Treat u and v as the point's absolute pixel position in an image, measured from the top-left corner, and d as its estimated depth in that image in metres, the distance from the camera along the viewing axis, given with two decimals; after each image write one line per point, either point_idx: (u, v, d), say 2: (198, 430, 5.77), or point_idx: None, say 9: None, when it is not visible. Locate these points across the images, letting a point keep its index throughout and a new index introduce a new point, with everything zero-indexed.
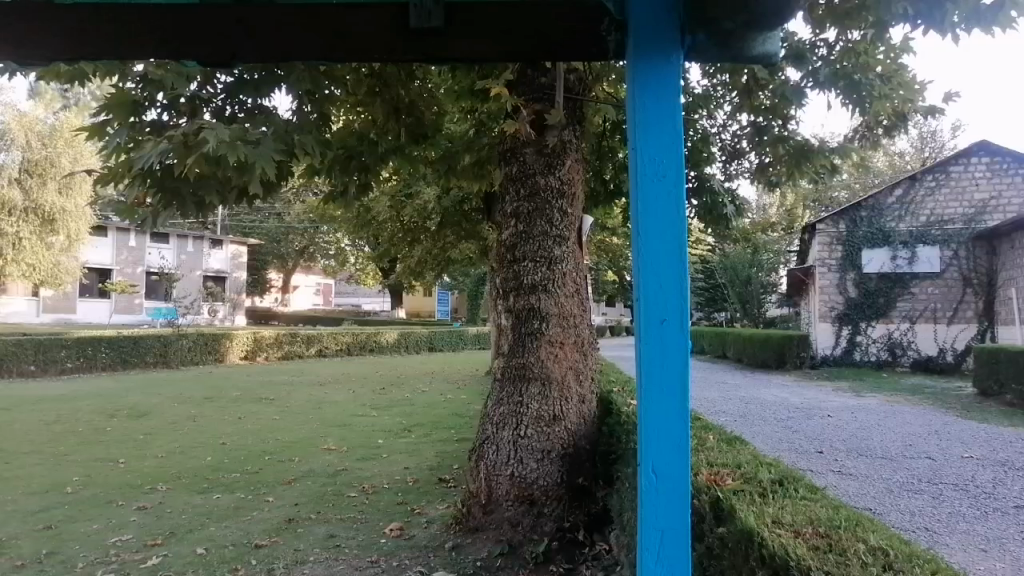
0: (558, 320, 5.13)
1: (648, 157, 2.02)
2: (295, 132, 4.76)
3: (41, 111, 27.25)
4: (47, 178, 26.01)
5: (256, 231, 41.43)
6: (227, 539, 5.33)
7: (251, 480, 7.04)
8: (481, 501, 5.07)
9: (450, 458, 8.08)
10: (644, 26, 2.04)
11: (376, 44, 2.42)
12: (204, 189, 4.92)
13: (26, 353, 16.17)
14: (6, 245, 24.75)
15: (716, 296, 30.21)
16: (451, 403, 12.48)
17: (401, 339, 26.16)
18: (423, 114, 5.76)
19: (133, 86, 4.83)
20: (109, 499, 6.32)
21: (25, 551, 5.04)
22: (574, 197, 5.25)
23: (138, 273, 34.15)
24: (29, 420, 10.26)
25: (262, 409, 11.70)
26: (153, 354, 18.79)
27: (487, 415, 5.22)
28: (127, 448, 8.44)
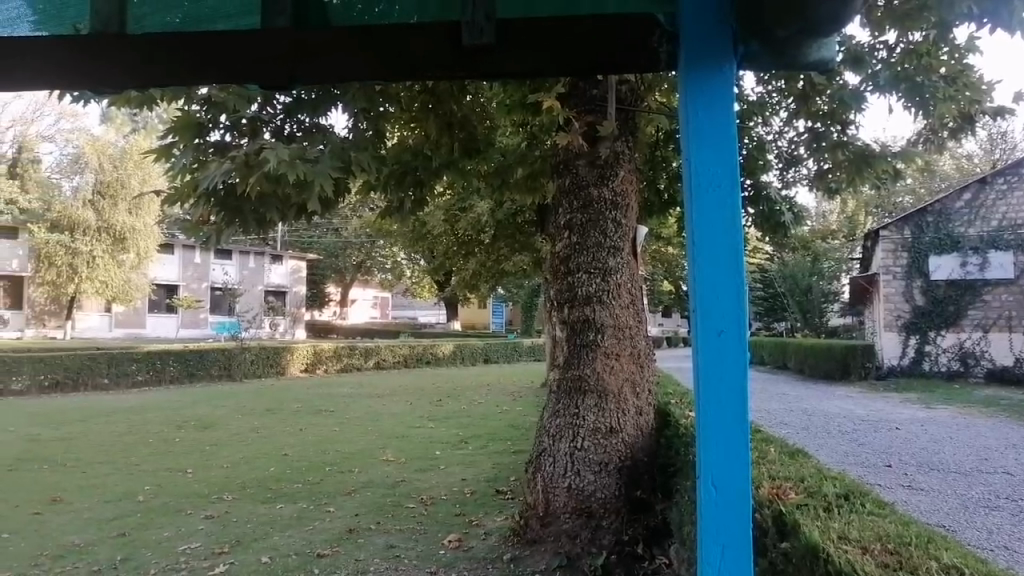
0: (614, 332, 5.11)
1: (701, 168, 2.02)
2: (351, 149, 4.88)
3: (112, 135, 28.44)
4: (117, 199, 27.24)
5: (315, 246, 42.33)
6: (290, 548, 5.45)
7: (312, 490, 7.18)
8: (538, 513, 5.06)
9: (508, 470, 8.09)
10: (695, 38, 2.04)
11: (428, 53, 2.43)
12: (264, 207, 5.09)
13: (100, 367, 16.85)
14: (80, 264, 27.03)
15: (776, 306, 29.55)
16: (507, 415, 12.50)
17: (456, 351, 26.35)
18: (476, 129, 5.85)
19: (197, 109, 5.03)
20: (178, 507, 6.54)
21: (100, 557, 5.26)
22: (628, 208, 5.23)
23: (202, 289, 35.28)
24: (103, 431, 10.69)
25: (322, 420, 11.93)
26: (218, 367, 19.36)
27: (543, 426, 5.22)
28: (194, 458, 8.71)
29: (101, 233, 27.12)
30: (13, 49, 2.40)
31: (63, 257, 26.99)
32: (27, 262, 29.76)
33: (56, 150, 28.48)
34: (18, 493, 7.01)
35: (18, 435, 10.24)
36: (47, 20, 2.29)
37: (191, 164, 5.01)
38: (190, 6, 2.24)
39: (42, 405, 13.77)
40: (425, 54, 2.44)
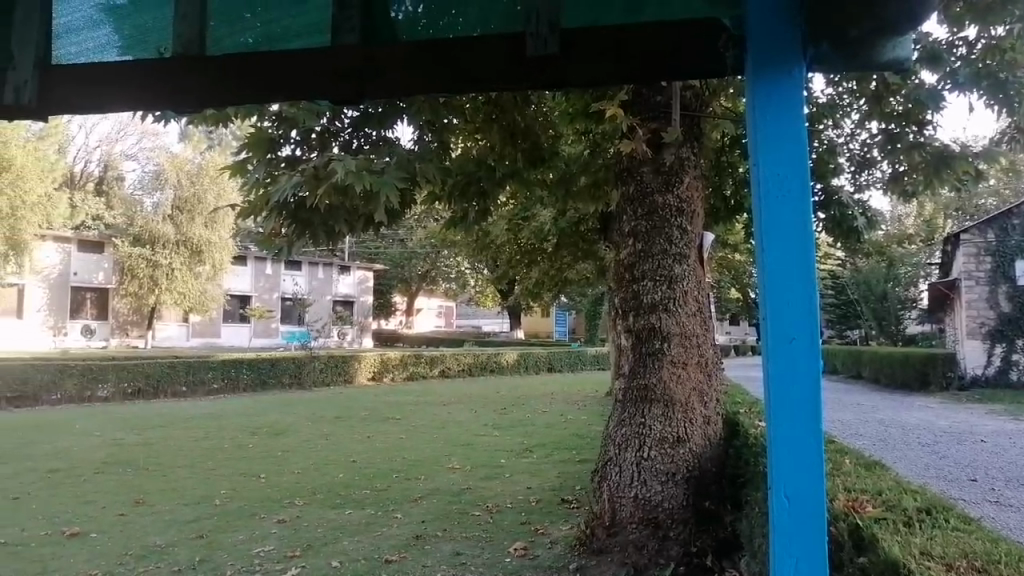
0: (680, 340, 5.04)
1: (769, 173, 1.97)
2: (416, 160, 4.98)
3: (191, 152, 29.63)
4: (194, 214, 28.24)
5: (382, 257, 43.14)
6: (358, 553, 5.55)
7: (380, 497, 7.31)
8: (604, 523, 5.02)
9: (573, 479, 8.05)
10: (763, 43, 2.01)
11: (493, 68, 2.48)
12: (334, 218, 5.23)
13: (178, 375, 17.53)
14: (159, 275, 28.31)
15: (848, 313, 28.61)
16: (572, 424, 12.44)
17: (520, 359, 26.40)
18: (539, 138, 5.89)
19: (269, 125, 5.23)
20: (252, 512, 6.73)
21: (180, 558, 5.46)
22: (693, 214, 5.17)
23: (274, 299, 36.35)
24: (182, 437, 11.11)
25: (388, 428, 12.11)
26: (289, 375, 19.89)
27: (609, 436, 5.17)
28: (266, 464, 8.95)
29: (178, 246, 28.30)
30: (104, 74, 2.56)
31: (145, 269, 28.49)
32: (112, 274, 30.26)
33: (140, 169, 31.16)
34: (104, 496, 7.33)
35: (104, 440, 10.74)
36: (132, 44, 2.42)
37: (265, 179, 5.21)
38: (263, 27, 2.35)
39: (125, 411, 14.39)
40: (490, 69, 2.49)
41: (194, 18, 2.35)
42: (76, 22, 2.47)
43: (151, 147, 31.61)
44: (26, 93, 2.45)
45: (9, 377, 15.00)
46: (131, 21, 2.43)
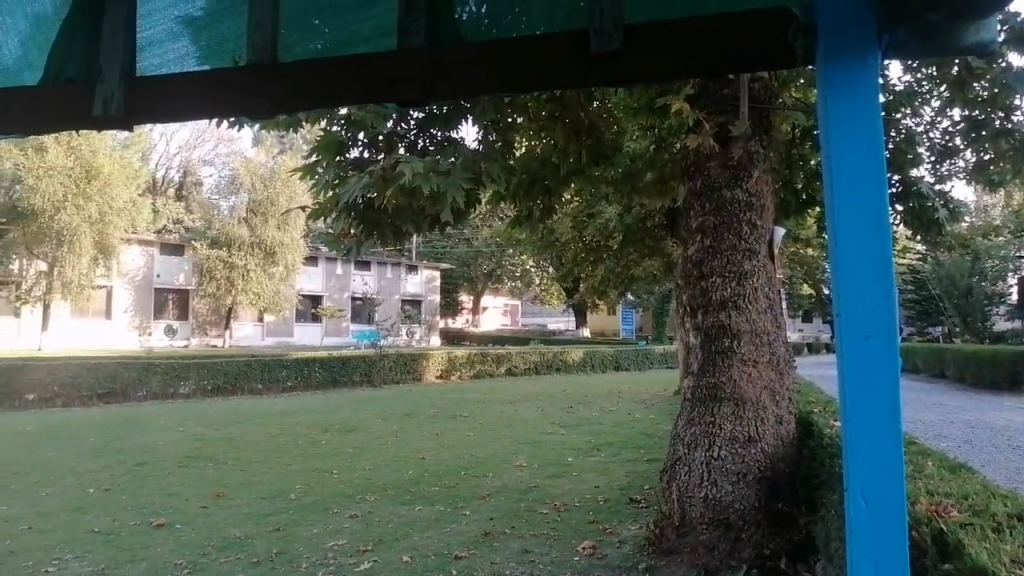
0: (751, 338, 4.94)
1: (842, 166, 1.91)
2: (481, 161, 5.05)
3: (264, 157, 30.62)
4: (268, 216, 29.20)
5: (448, 256, 43.63)
6: (428, 549, 5.63)
7: (449, 493, 7.41)
8: (674, 523, 4.98)
9: (642, 479, 7.97)
10: (835, 31, 1.95)
11: (557, 69, 2.48)
12: (401, 218, 5.33)
13: (255, 373, 18.14)
14: (236, 277, 29.33)
15: (930, 309, 27.46)
16: (640, 423, 12.31)
17: (586, 357, 26.31)
18: (604, 135, 5.86)
19: (338, 128, 5.35)
20: (324, 506, 6.91)
21: (259, 549, 5.65)
22: (763, 209, 5.06)
23: (344, 298, 37.16)
24: (258, 432, 11.48)
25: (457, 426, 12.24)
26: (359, 373, 20.33)
27: (678, 435, 5.11)
28: (339, 461, 9.15)
29: (254, 248, 29.35)
30: (185, 83, 2.71)
31: (223, 270, 29.53)
32: (192, 275, 31.43)
33: (216, 173, 32.43)
34: (186, 489, 7.64)
35: (186, 435, 11.19)
36: (210, 54, 2.56)
37: (333, 180, 5.33)
38: (331, 33, 2.43)
39: (206, 407, 14.97)
40: (554, 70, 2.48)
41: (267, 26, 2.43)
42: (157, 35, 2.60)
43: (226, 152, 32.81)
44: (113, 107, 2.58)
45: (100, 375, 15.80)
46: (209, 31, 2.55)
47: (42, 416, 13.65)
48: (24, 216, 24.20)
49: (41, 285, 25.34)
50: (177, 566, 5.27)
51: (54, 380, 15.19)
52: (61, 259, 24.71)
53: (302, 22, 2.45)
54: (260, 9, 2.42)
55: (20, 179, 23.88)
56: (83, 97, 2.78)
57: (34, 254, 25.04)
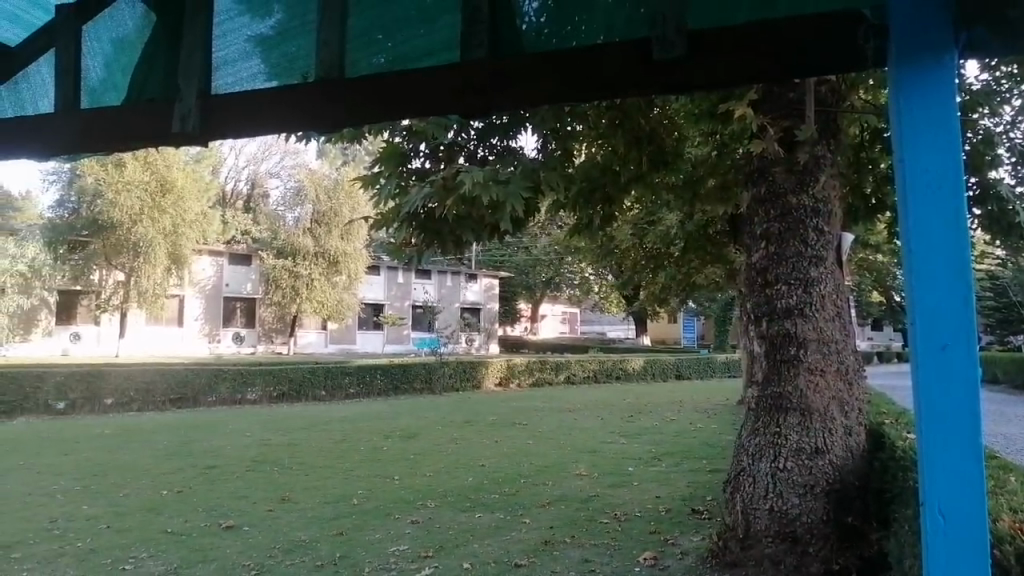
0: (818, 346, 4.81)
1: (917, 169, 1.86)
2: (541, 169, 5.10)
3: (327, 168, 31.38)
4: (332, 226, 29.96)
5: (507, 264, 43.79)
6: (490, 556, 5.66)
7: (509, 501, 7.44)
8: (738, 536, 4.87)
9: (704, 489, 7.85)
10: (908, 34, 1.90)
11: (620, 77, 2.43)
12: (461, 227, 5.41)
13: (318, 380, 18.54)
14: (300, 286, 30.13)
15: (1010, 317, 26.22)
16: (702, 433, 12.10)
17: (647, 366, 26.06)
18: (664, 142, 5.80)
19: (401, 139, 5.47)
20: (386, 511, 7.02)
21: (323, 553, 5.77)
22: (830, 215, 4.94)
23: (405, 307, 37.65)
24: (322, 438, 11.73)
25: (517, 433, 12.27)
26: (420, 380, 20.57)
27: (742, 445, 5.01)
28: (400, 467, 9.28)
29: (318, 257, 30.21)
30: (254, 102, 2.77)
31: (288, 280, 30.38)
32: (259, 284, 32.33)
33: (282, 184, 33.35)
34: (254, 492, 7.87)
35: (254, 439, 11.52)
36: (280, 72, 2.72)
37: (395, 189, 5.50)
38: (394, 47, 2.56)
39: (272, 413, 15.36)
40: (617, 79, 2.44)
41: (334, 43, 2.54)
42: (232, 54, 2.76)
43: (291, 163, 33.62)
44: (189, 122, 2.69)
45: (173, 380, 16.40)
46: (280, 50, 2.71)
47: (120, 420, 14.24)
48: (103, 229, 25.39)
49: (119, 294, 26.68)
50: (245, 567, 5.43)
51: (130, 385, 15.85)
52: (137, 269, 25.98)
53: (366, 37, 2.57)
54: (329, 27, 2.53)
55: (100, 193, 25.15)
56: (153, 117, 2.88)
57: (112, 264, 26.36)
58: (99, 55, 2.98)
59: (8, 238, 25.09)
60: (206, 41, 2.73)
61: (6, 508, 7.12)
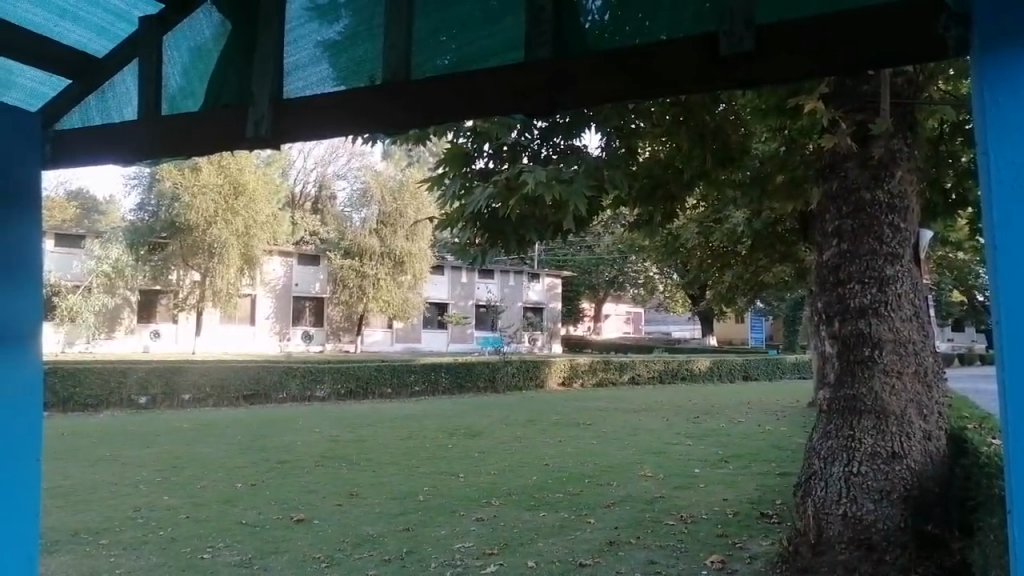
0: (894, 347, 4.65)
1: (1003, 162, 1.77)
2: (604, 168, 5.14)
3: (393, 170, 31.94)
4: (397, 227, 30.54)
5: (570, 264, 43.66)
6: (554, 555, 5.67)
7: (573, 500, 7.42)
8: (809, 541, 4.71)
9: (773, 493, 7.67)
10: (992, 21, 1.82)
11: (685, 74, 2.39)
12: (524, 226, 5.47)
13: (384, 378, 18.84)
14: (367, 285, 30.81)
15: None
16: (771, 435, 11.83)
17: (713, 366, 25.61)
18: (730, 138, 5.68)
19: (464, 141, 5.62)
20: (452, 509, 7.09)
21: (391, 548, 5.86)
22: (907, 210, 4.77)
23: (469, 306, 37.90)
24: (389, 435, 11.94)
25: (580, 433, 12.22)
26: (484, 379, 20.71)
27: (813, 449, 4.88)
28: (464, 464, 9.36)
29: (384, 258, 30.87)
30: (322, 106, 2.81)
31: (355, 279, 31.09)
32: (327, 284, 33.10)
33: (349, 185, 34.10)
34: (323, 486, 8.06)
35: (323, 436, 11.79)
36: (348, 75, 2.80)
37: (460, 190, 5.63)
38: (459, 48, 2.58)
39: (340, 410, 15.71)
40: (682, 76, 2.40)
41: (402, 47, 2.61)
42: (301, 59, 2.84)
43: (358, 165, 34.27)
44: (262, 127, 2.79)
45: (246, 377, 16.95)
46: (348, 54, 2.79)
47: (197, 415, 14.79)
48: (180, 231, 26.45)
49: (196, 294, 27.69)
50: (317, 560, 5.56)
51: (207, 381, 16.46)
52: (212, 270, 26.98)
53: (432, 39, 2.60)
54: (396, 31, 2.60)
55: (178, 196, 26.25)
56: (227, 122, 2.98)
57: (189, 265, 27.38)
58: (178, 64, 3.12)
59: (94, 240, 26.41)
60: (279, 48, 2.80)
61: (94, 496, 7.49)
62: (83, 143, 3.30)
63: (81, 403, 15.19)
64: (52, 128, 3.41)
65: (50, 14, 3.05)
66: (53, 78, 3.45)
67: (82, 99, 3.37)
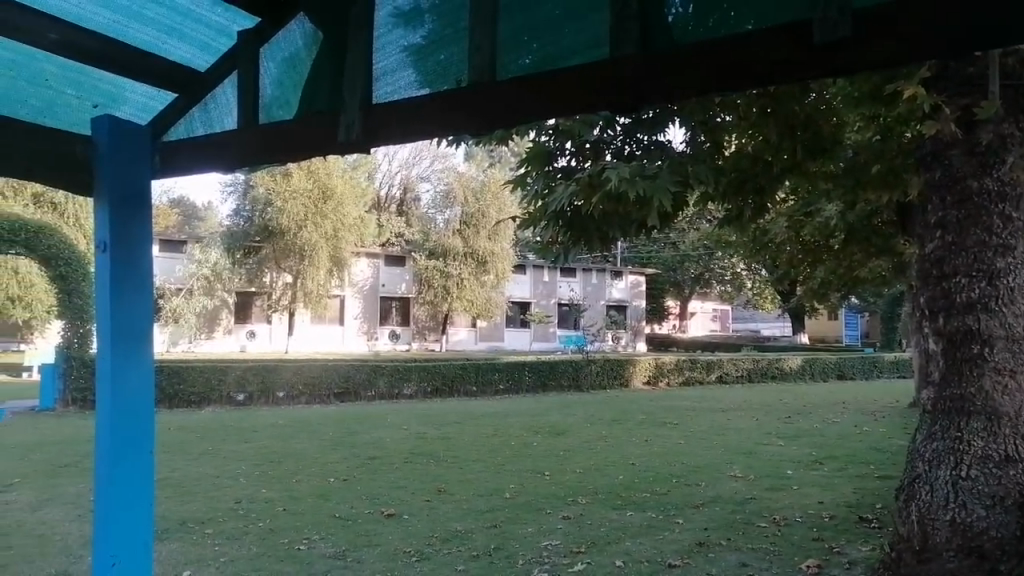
0: (1006, 344, 4.41)
1: None
2: (689, 163, 5.11)
3: (474, 170, 32.43)
4: (480, 227, 31.07)
5: (654, 261, 43.11)
6: (642, 555, 5.61)
7: (660, 500, 7.32)
8: (913, 548, 4.44)
9: (874, 497, 7.36)
10: None
11: (777, 69, 2.31)
12: (608, 224, 5.46)
13: (469, 375, 19.07)
14: (451, 285, 31.33)
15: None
16: (869, 436, 11.34)
17: (805, 365, 24.76)
18: (822, 128, 5.42)
19: (547, 139, 5.73)
20: (538, 506, 7.12)
21: (479, 544, 5.94)
22: (1019, 199, 4.49)
23: (551, 304, 37.92)
24: (475, 433, 12.10)
25: (666, 433, 12.04)
26: (568, 377, 20.72)
27: (917, 451, 4.66)
28: (549, 463, 9.37)
29: (467, 258, 31.40)
30: (408, 109, 2.86)
31: (439, 279, 31.63)
32: (412, 284, 33.75)
33: (433, 187, 34.74)
34: (412, 482, 8.25)
35: (411, 433, 12.05)
36: (435, 78, 2.91)
37: (543, 189, 5.68)
38: (541, 49, 2.63)
39: (427, 408, 16.03)
40: (775, 69, 2.31)
41: (486, 48, 2.63)
42: (390, 65, 2.93)
43: (441, 167, 34.89)
44: (353, 132, 2.87)
45: (336, 376, 17.53)
46: (434, 58, 2.88)
47: (290, 412, 15.35)
48: (273, 235, 27.59)
49: (288, 295, 28.76)
50: (407, 554, 5.69)
51: (301, 380, 17.11)
52: (303, 272, 28.03)
53: (514, 39, 2.67)
54: (481, 31, 2.63)
55: (270, 202, 27.40)
56: (321, 129, 3.07)
57: (282, 267, 28.47)
58: (274, 74, 3.31)
59: (195, 245, 27.79)
60: (368, 55, 2.87)
61: (200, 488, 7.90)
62: (192, 154, 3.46)
63: (186, 399, 15.98)
64: (161, 139, 3.62)
65: (159, 33, 3.24)
66: (160, 92, 3.65)
67: (187, 111, 3.58)
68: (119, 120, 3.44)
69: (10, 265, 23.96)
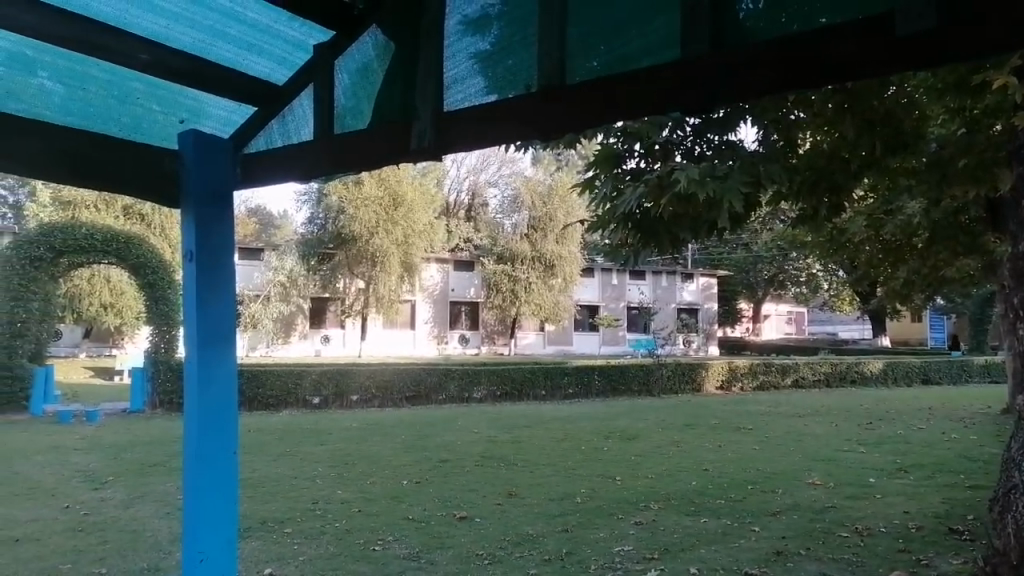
0: None
1: None
2: (761, 163, 5.01)
3: (542, 174, 32.54)
4: (547, 231, 31.24)
5: (726, 263, 42.25)
6: (717, 563, 5.50)
7: (736, 507, 7.15)
8: (1010, 561, 4.22)
9: (965, 507, 7.01)
10: None
11: (858, 60, 2.23)
12: (678, 225, 5.39)
13: (538, 379, 19.14)
14: (519, 289, 31.47)
15: None
16: (958, 444, 10.82)
17: (887, 369, 23.83)
18: (903, 123, 5.21)
19: (615, 141, 5.69)
20: (611, 511, 7.06)
21: (551, 548, 5.93)
22: None
23: (620, 308, 37.63)
24: (545, 437, 12.08)
25: (741, 438, 11.75)
26: (638, 382, 20.52)
27: (1012, 460, 4.43)
28: (621, 468, 9.29)
29: (535, 262, 31.54)
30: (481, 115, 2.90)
31: (507, 283, 31.76)
32: (481, 289, 34.03)
33: (500, 192, 34.97)
34: (484, 485, 8.32)
35: (481, 436, 12.14)
36: (503, 83, 2.87)
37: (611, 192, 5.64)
38: (609, 51, 2.59)
39: (497, 411, 16.13)
40: (855, 61, 2.24)
41: (555, 52, 2.64)
42: (460, 73, 2.95)
43: (508, 172, 35.11)
44: (426, 138, 2.92)
45: (408, 379, 17.82)
46: (502, 64, 2.86)
47: (363, 415, 15.69)
48: (346, 242, 28.40)
49: (360, 300, 29.44)
50: (479, 556, 5.73)
51: (374, 383, 17.48)
52: (375, 277, 28.71)
53: (584, 40, 2.63)
54: (549, 39, 2.64)
55: (343, 210, 28.13)
56: (394, 137, 3.13)
57: (354, 273, 29.13)
58: (346, 85, 3.37)
59: (272, 252, 28.70)
60: (438, 63, 2.93)
61: (279, 488, 8.16)
62: (272, 166, 3.59)
63: (264, 402, 16.51)
64: (242, 151, 3.75)
65: (239, 50, 3.36)
66: (242, 107, 3.80)
67: (266, 125, 3.67)
68: (203, 134, 3.58)
69: (103, 275, 25.66)
